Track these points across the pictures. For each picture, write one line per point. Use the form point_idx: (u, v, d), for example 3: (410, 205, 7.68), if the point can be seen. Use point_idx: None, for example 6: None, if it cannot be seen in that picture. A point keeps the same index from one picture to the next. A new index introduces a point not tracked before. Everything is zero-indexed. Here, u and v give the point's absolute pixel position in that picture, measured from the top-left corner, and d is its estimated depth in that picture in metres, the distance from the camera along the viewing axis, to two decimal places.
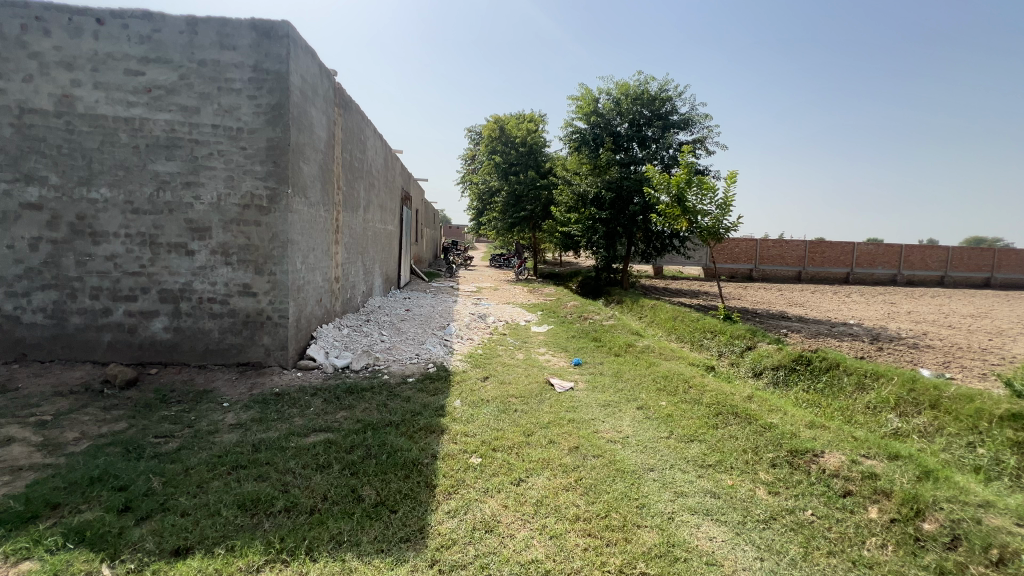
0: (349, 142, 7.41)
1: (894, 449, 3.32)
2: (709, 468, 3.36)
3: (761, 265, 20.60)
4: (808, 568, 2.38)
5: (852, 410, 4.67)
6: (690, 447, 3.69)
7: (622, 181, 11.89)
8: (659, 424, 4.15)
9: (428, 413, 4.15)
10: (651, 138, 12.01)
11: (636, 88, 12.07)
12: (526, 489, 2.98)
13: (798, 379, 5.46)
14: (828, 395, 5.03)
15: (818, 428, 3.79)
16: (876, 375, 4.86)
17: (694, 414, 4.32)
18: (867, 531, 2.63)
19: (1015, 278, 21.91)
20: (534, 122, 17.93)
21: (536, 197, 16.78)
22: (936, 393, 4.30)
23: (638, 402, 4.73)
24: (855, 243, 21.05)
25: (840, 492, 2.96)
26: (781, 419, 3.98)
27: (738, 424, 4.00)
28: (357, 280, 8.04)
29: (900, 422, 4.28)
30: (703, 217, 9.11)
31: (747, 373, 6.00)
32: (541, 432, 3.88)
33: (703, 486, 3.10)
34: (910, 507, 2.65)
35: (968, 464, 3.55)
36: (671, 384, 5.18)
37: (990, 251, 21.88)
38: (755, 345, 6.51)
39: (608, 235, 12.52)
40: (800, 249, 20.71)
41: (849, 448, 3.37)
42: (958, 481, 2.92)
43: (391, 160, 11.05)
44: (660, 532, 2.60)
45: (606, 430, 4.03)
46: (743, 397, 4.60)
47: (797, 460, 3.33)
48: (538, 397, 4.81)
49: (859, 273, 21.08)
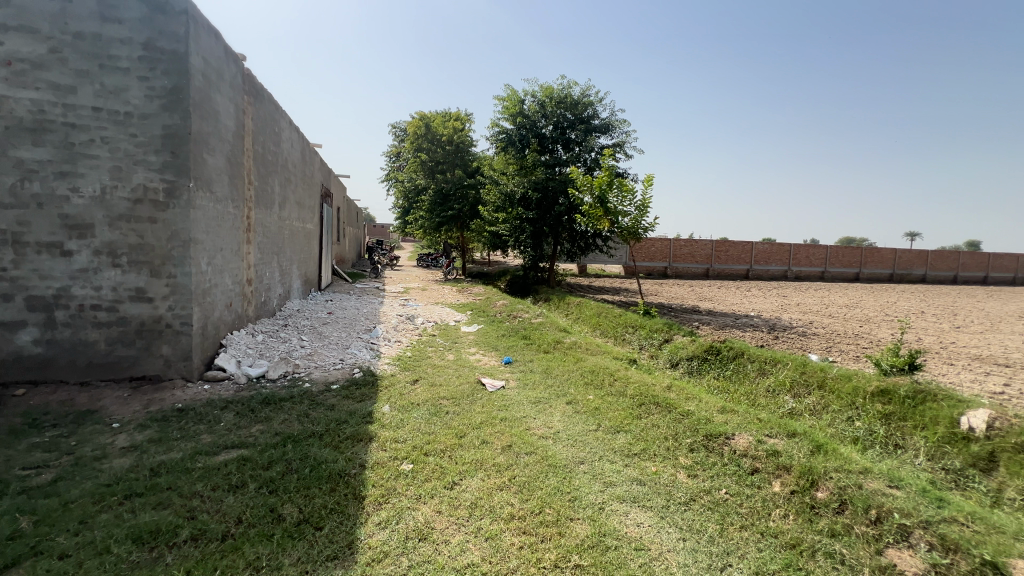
0: (261, 134, 6.87)
1: (792, 427, 3.70)
2: (634, 457, 3.52)
3: (674, 263, 22.10)
4: (725, 543, 2.56)
5: (755, 393, 5.16)
6: (617, 438, 3.85)
7: (548, 181, 12.15)
8: (587, 418, 4.29)
9: (355, 421, 3.95)
10: (574, 141, 12.43)
11: (559, 92, 12.43)
12: (459, 493, 2.93)
13: (709, 367, 5.92)
14: (736, 381, 5.51)
15: (729, 413, 4.12)
16: (775, 361, 5.39)
17: (620, 405, 4.52)
18: (772, 503, 2.89)
19: (878, 272, 25.48)
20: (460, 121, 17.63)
21: (463, 196, 16.66)
22: (822, 374, 4.86)
23: (568, 397, 4.86)
24: (754, 243, 23.26)
25: (748, 470, 3.24)
26: (696, 405, 4.29)
27: (659, 413, 4.25)
28: (272, 283, 7.47)
29: (795, 403, 4.78)
30: (624, 217, 9.57)
31: (665, 364, 6.40)
32: (473, 432, 3.85)
33: (630, 474, 3.24)
34: (807, 478, 2.96)
35: (848, 436, 4.08)
36: (598, 378, 5.38)
37: (859, 249, 25.23)
38: (671, 338, 6.96)
39: (535, 235, 12.70)
40: (708, 248, 22.51)
41: (755, 429, 3.70)
42: (843, 452, 3.31)
43: (309, 154, 10.40)
44: (592, 523, 2.68)
45: (538, 427, 4.09)
46: (663, 387, 4.89)
47: (712, 444, 3.59)
48: (469, 397, 4.78)
49: (757, 270, 23.32)
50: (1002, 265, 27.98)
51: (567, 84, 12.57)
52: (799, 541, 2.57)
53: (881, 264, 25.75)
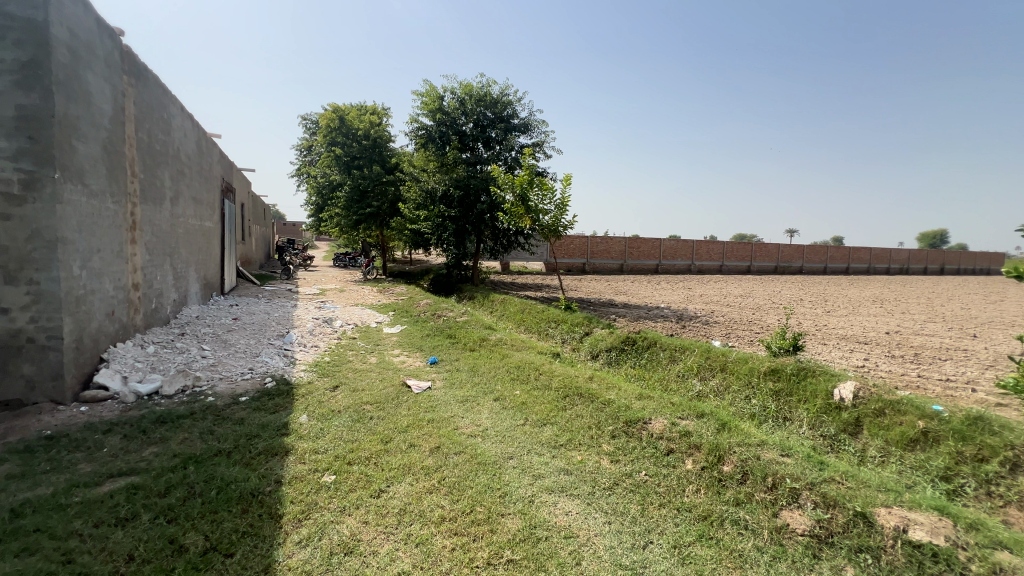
0: (147, 120, 6.10)
1: (700, 409, 4.03)
2: (561, 447, 3.63)
3: (591, 259, 23.08)
4: (646, 522, 2.72)
5: (667, 379, 5.55)
6: (544, 431, 3.94)
7: (469, 179, 12.10)
8: (515, 413, 4.35)
9: (268, 434, 3.66)
10: (495, 139, 12.52)
11: (479, 89, 12.47)
12: (387, 500, 2.83)
13: (626, 357, 6.27)
14: (650, 369, 5.89)
15: (645, 399, 4.40)
16: (683, 348, 5.84)
17: (545, 399, 4.64)
18: (685, 480, 3.12)
19: (765, 265, 28.56)
20: (377, 115, 17.24)
21: (382, 193, 16.07)
22: (724, 358, 5.35)
23: (495, 394, 4.88)
24: (662, 240, 25.00)
25: (664, 451, 3.48)
26: (616, 394, 4.52)
27: (583, 403, 4.42)
28: (164, 287, 6.67)
29: (701, 386, 5.22)
30: (545, 216, 9.82)
31: (586, 356, 6.67)
32: (400, 437, 3.73)
33: (557, 465, 3.33)
34: (715, 455, 3.23)
35: (747, 414, 4.53)
36: (524, 373, 5.46)
37: (749, 245, 28.11)
38: (591, 330, 7.28)
39: (458, 233, 12.57)
40: (622, 245, 23.82)
41: (669, 413, 3.98)
42: (744, 429, 3.66)
43: (207, 144, 9.44)
44: (522, 516, 2.71)
45: (466, 425, 4.07)
46: (585, 378, 5.09)
47: (632, 429, 3.80)
48: (394, 401, 4.63)
49: (665, 265, 25.07)
50: (860, 256, 32.66)
51: (486, 83, 12.64)
52: (710, 512, 2.80)
53: (768, 258, 28.87)
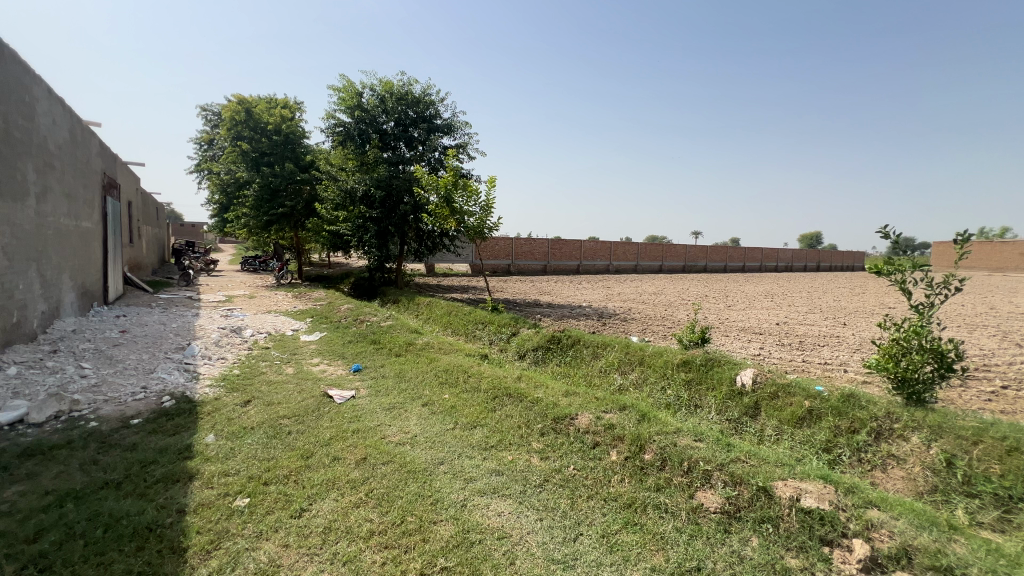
0: (3, 102, 5.23)
1: (622, 402, 4.25)
2: (491, 449, 3.64)
3: (516, 261, 23.43)
4: (576, 514, 2.80)
5: (591, 374, 5.79)
6: (474, 433, 3.93)
7: (391, 179, 11.76)
8: (444, 417, 4.29)
9: (168, 459, 3.28)
10: (417, 139, 12.31)
11: (400, 88, 12.22)
12: (310, 519, 2.65)
13: (552, 356, 6.44)
14: (575, 366, 6.09)
15: (571, 395, 4.55)
16: (605, 344, 6.13)
17: (475, 401, 4.63)
18: (611, 471, 3.26)
19: (675, 265, 30.80)
20: (289, 109, 16.16)
21: (295, 192, 15.06)
22: (642, 352, 5.69)
23: (424, 399, 4.78)
24: (582, 241, 26.04)
25: (590, 444, 3.62)
26: (543, 392, 4.63)
27: (511, 403, 4.47)
28: (28, 297, 5.73)
29: (622, 379, 5.51)
30: (469, 217, 9.81)
31: (514, 356, 6.75)
32: (322, 450, 3.53)
33: (489, 466, 3.34)
34: (637, 445, 3.41)
35: (663, 403, 4.86)
36: (452, 376, 5.40)
37: (661, 246, 30.15)
38: (517, 331, 7.39)
39: (380, 234, 12.11)
40: (545, 246, 24.46)
41: (594, 407, 4.15)
42: (661, 418, 3.92)
43: (83, 133, 8.30)
44: (455, 522, 2.68)
45: (394, 433, 3.94)
46: (513, 378, 5.16)
47: (559, 426, 3.91)
48: (315, 413, 4.37)
49: (586, 265, 26.14)
50: (754, 256, 36.35)
51: (407, 81, 12.41)
52: (634, 499, 2.95)
53: (677, 258, 31.16)
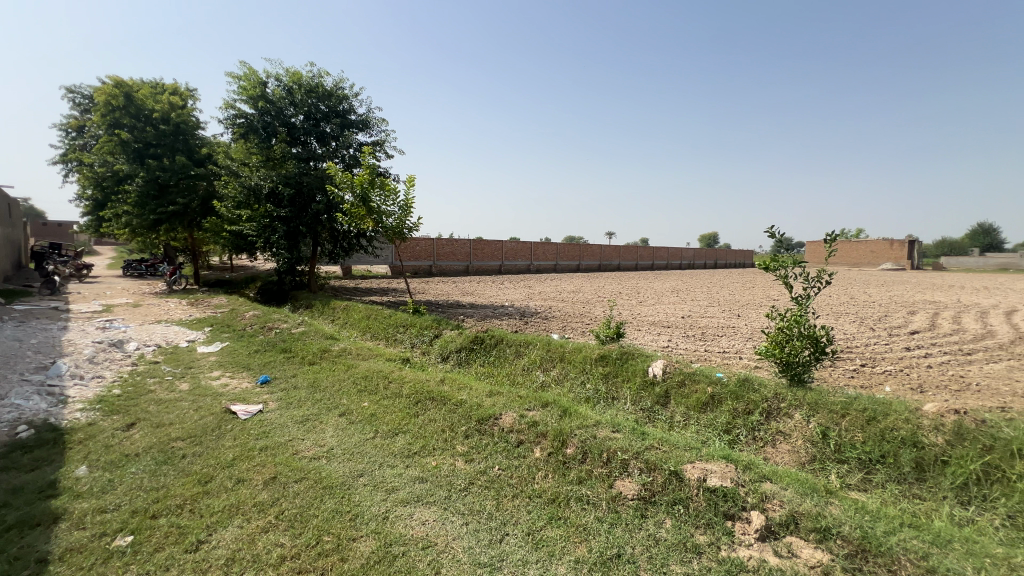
0: None
1: (545, 398, 4.34)
2: (414, 455, 3.53)
3: (438, 262, 23.08)
4: (501, 515, 2.79)
5: (514, 373, 5.86)
6: (395, 441, 3.78)
7: (301, 176, 11.01)
8: (363, 426, 4.09)
9: (24, 501, 2.78)
10: (330, 135, 11.63)
11: (309, 80, 11.49)
12: (209, 552, 2.38)
13: (475, 356, 6.42)
14: (498, 366, 6.11)
15: (495, 395, 4.56)
16: (528, 343, 6.23)
17: (396, 407, 4.47)
18: (535, 468, 3.29)
19: (592, 264, 32.22)
20: (180, 96, 14.54)
21: (189, 189, 13.53)
22: (562, 349, 5.87)
23: (341, 409, 4.53)
24: (504, 242, 26.33)
25: (515, 443, 3.64)
26: (467, 393, 4.60)
27: (435, 407, 4.37)
28: None
29: (544, 376, 5.63)
30: (388, 217, 9.47)
31: (436, 359, 6.63)
32: (224, 473, 3.20)
33: (412, 474, 3.23)
34: (559, 440, 3.50)
35: (583, 397, 5.05)
36: (371, 383, 5.17)
37: (579, 246, 31.36)
38: (440, 333, 7.28)
39: (289, 235, 11.28)
40: (467, 247, 24.37)
41: (517, 406, 4.19)
42: (582, 412, 4.06)
43: None
44: (377, 536, 2.56)
45: (308, 448, 3.68)
46: (436, 381, 5.06)
47: (484, 426, 3.90)
48: (216, 431, 3.96)
49: (507, 266, 26.48)
50: (661, 255, 39.12)
51: (318, 73, 11.70)
52: (558, 492, 3.01)
53: (593, 257, 32.60)
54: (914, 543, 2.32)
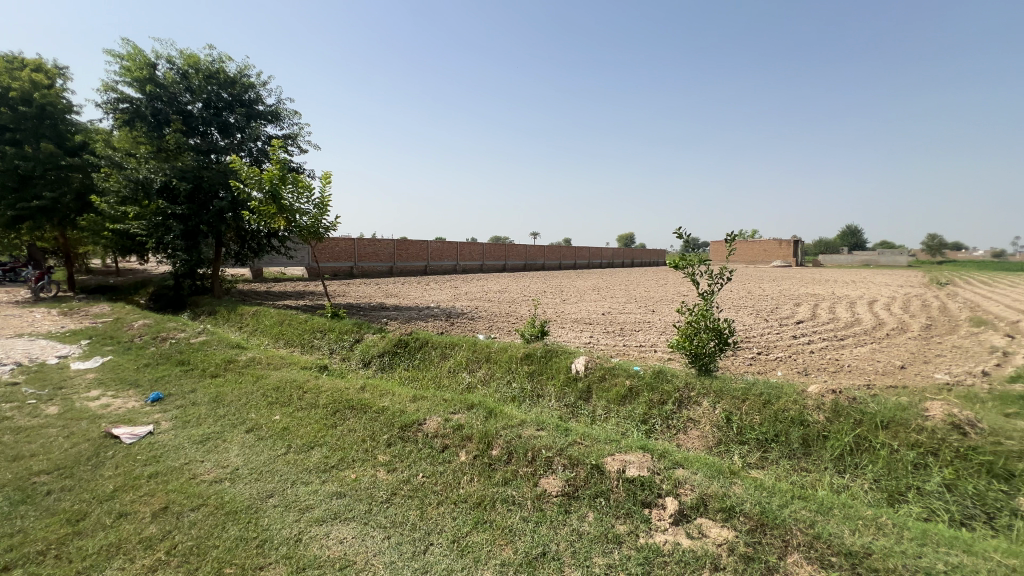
0: None
1: (471, 400, 4.29)
2: (331, 469, 3.31)
3: (359, 263, 22.10)
4: (425, 525, 2.70)
5: (440, 375, 5.74)
6: (311, 455, 3.53)
7: (201, 169, 9.99)
8: (273, 442, 3.77)
9: None
10: (233, 126, 10.68)
11: (208, 64, 10.47)
12: None
13: (398, 360, 6.21)
14: (423, 369, 5.95)
15: (419, 399, 4.43)
16: (453, 344, 6.14)
17: (312, 418, 4.18)
18: (460, 472, 3.23)
19: (517, 263, 32.66)
20: (45, 74, 12.58)
21: (59, 180, 11.73)
22: (488, 349, 5.86)
23: (248, 424, 4.14)
24: (429, 242, 25.85)
25: (439, 448, 3.55)
26: (390, 400, 4.42)
27: (355, 416, 4.15)
28: None
29: (470, 377, 5.58)
30: (302, 216, 8.88)
31: (357, 365, 6.31)
32: (102, 508, 2.78)
33: (328, 490, 3.03)
34: (485, 442, 3.47)
35: (509, 397, 5.07)
36: (283, 395, 4.78)
37: (504, 246, 31.63)
38: (362, 337, 6.96)
39: (187, 235, 10.18)
40: (390, 247, 23.60)
41: (443, 410, 4.11)
42: (508, 413, 4.07)
43: None
44: (287, 562, 2.36)
45: (208, 470, 3.32)
46: (357, 389, 4.81)
47: (407, 433, 3.76)
48: (92, 460, 3.44)
49: (433, 266, 26.06)
50: (583, 255, 40.64)
51: (218, 57, 10.71)
52: (483, 496, 2.97)
53: (518, 257, 33.07)
54: (803, 513, 2.57)
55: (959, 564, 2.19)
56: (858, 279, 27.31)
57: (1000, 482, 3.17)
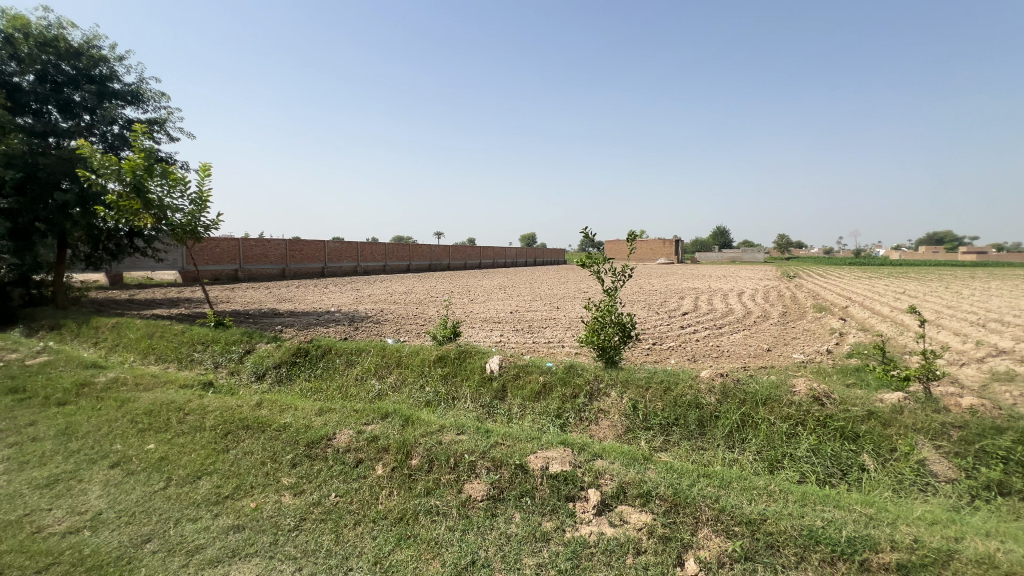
0: None
1: (384, 409, 4.06)
2: (224, 501, 2.91)
3: (245, 265, 20.01)
4: (342, 549, 2.49)
5: (346, 385, 5.36)
6: (197, 487, 3.07)
7: (35, 155, 8.28)
8: (148, 476, 3.22)
9: None
10: (79, 105, 9.03)
11: (41, 29, 8.72)
12: None
13: (298, 371, 5.70)
14: (327, 378, 5.53)
15: (326, 412, 4.10)
16: (360, 350, 5.79)
17: (197, 444, 3.65)
18: (377, 487, 3.03)
19: (422, 264, 31.99)
20: None
21: None
22: (398, 354, 5.61)
23: (112, 458, 3.49)
24: (325, 242, 24.26)
25: (353, 463, 3.30)
26: (293, 415, 4.02)
27: (250, 437, 3.70)
28: None
29: (379, 384, 5.29)
30: (174, 213, 7.77)
31: (249, 378, 5.68)
32: None
33: (223, 525, 2.66)
34: (403, 451, 3.30)
35: (423, 401, 4.91)
36: (158, 419, 4.12)
37: (407, 246, 30.80)
38: (253, 347, 6.28)
39: (17, 234, 8.37)
40: (282, 248, 21.71)
41: (354, 421, 3.83)
42: (425, 418, 3.92)
43: None
44: None
45: (59, 520, 2.73)
46: (252, 405, 4.31)
47: (314, 451, 3.45)
48: None
49: (331, 267, 24.50)
50: (488, 255, 41.05)
51: (56, 22, 8.98)
52: (405, 509, 2.81)
53: (423, 257, 32.42)
54: (708, 490, 2.80)
55: (833, 519, 2.54)
56: (729, 274, 30.98)
57: (850, 443, 3.74)
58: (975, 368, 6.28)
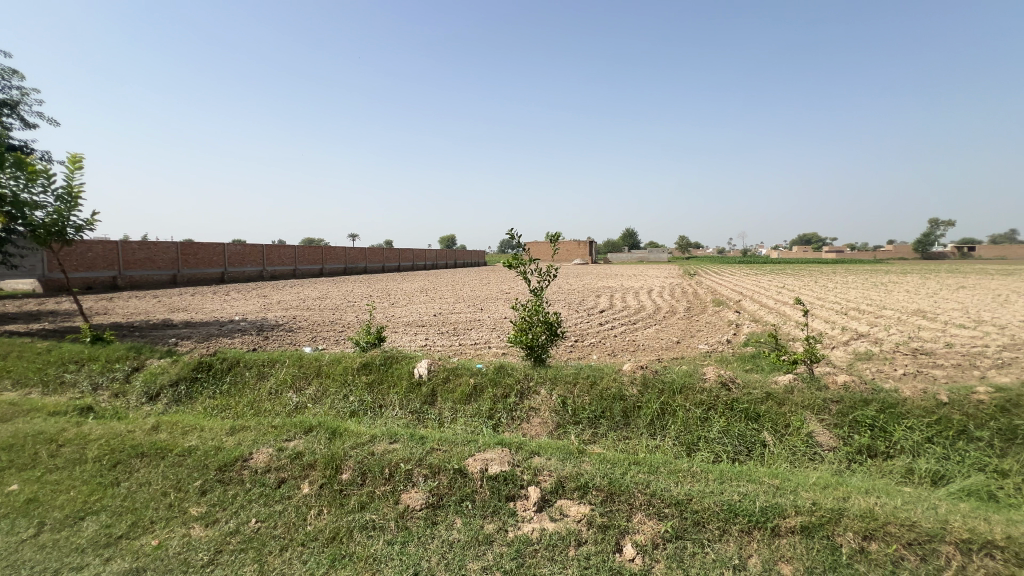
0: None
1: (307, 423, 3.79)
2: (118, 542, 2.54)
3: (127, 271, 17.66)
4: None
5: (258, 400, 4.92)
6: (81, 529, 2.64)
7: None
8: (13, 522, 2.70)
9: None
10: None
11: None
12: None
13: (201, 388, 5.13)
14: (235, 395, 5.02)
15: (239, 431, 3.72)
16: (273, 362, 5.36)
17: (78, 480, 3.13)
18: (305, 508, 2.81)
19: (336, 267, 30.43)
20: None
21: None
22: (318, 363, 5.28)
23: None
24: (225, 245, 22.18)
25: (274, 484, 3.03)
26: (199, 438, 3.61)
27: (147, 465, 3.26)
28: None
29: (297, 397, 4.91)
30: (35, 211, 6.65)
31: (140, 400, 5.00)
32: None
33: (118, 570, 2.31)
34: (331, 466, 3.10)
35: (348, 412, 4.65)
36: (22, 454, 3.48)
37: (319, 248, 29.15)
38: (142, 365, 5.58)
39: None
40: (171, 251, 19.47)
41: (272, 439, 3.53)
42: (353, 429, 3.71)
43: None
44: None
45: None
46: (146, 430, 3.81)
47: (227, 475, 3.12)
48: None
49: (232, 272, 22.42)
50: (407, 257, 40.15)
51: None
52: (338, 528, 2.63)
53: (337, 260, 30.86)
54: (639, 477, 2.95)
55: (747, 492, 2.80)
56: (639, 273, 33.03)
57: (753, 422, 4.14)
58: (843, 350, 7.29)
